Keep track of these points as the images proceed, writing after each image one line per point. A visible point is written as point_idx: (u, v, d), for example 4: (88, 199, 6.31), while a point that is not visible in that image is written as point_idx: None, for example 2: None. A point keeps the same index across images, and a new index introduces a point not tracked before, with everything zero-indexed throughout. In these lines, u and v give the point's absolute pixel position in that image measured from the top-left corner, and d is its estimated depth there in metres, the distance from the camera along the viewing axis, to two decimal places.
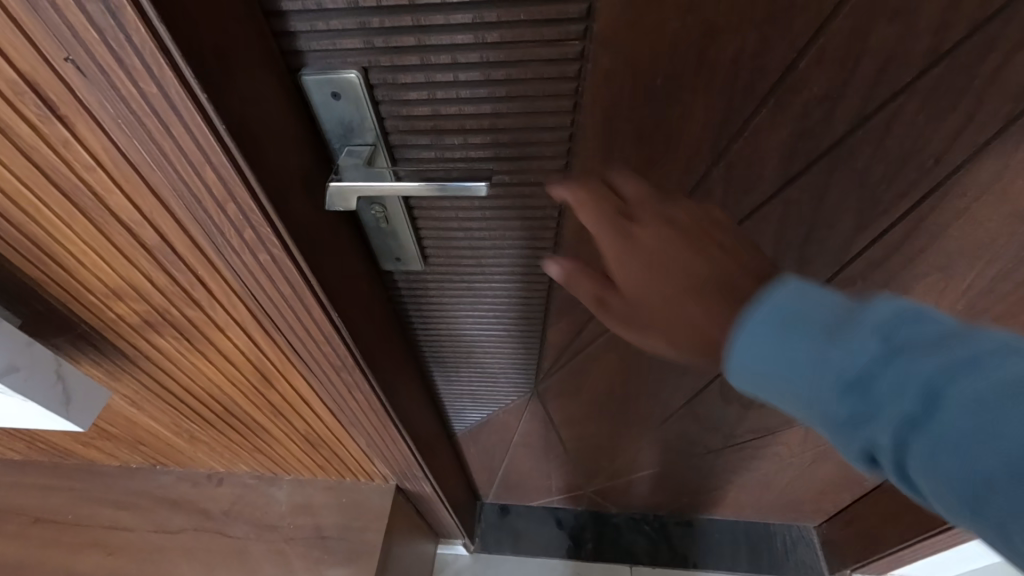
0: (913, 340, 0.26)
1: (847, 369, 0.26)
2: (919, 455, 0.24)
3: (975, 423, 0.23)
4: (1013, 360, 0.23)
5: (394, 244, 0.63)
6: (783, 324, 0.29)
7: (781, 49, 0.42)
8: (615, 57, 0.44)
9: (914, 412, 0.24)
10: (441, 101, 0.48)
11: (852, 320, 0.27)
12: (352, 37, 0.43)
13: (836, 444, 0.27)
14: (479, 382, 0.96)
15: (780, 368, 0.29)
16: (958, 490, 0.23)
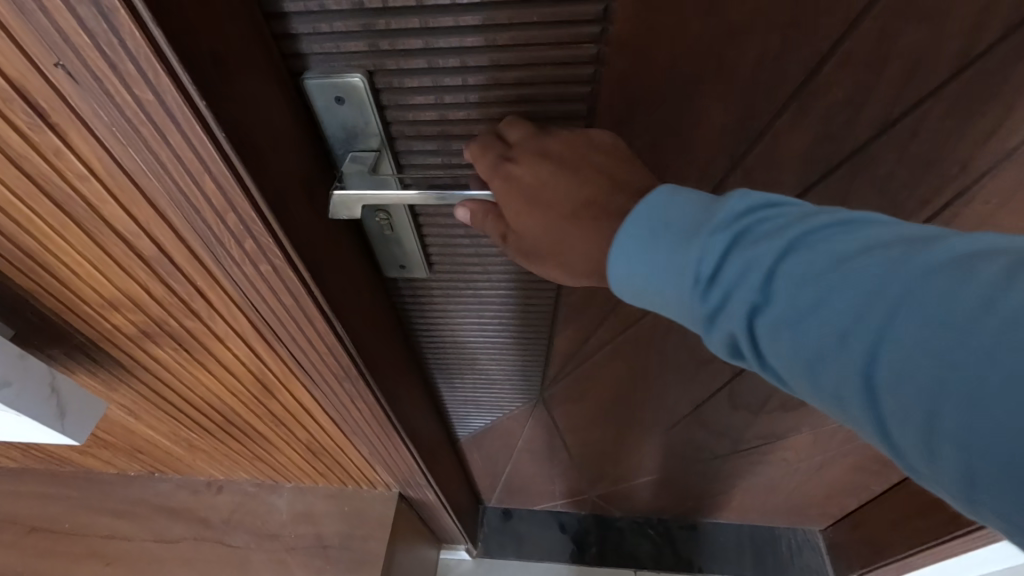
0: (753, 228, 0.32)
1: (702, 259, 0.32)
2: (761, 324, 0.30)
3: (794, 289, 0.29)
4: (827, 238, 0.29)
5: (398, 252, 0.61)
6: (651, 226, 0.35)
7: (805, 53, 0.41)
8: (631, 61, 0.42)
9: (752, 286, 0.30)
10: (449, 105, 0.46)
11: (705, 219, 0.33)
12: (357, 39, 0.41)
13: (703, 330, 0.33)
14: (483, 389, 0.95)
15: (654, 267, 0.35)
16: (787, 346, 0.29)
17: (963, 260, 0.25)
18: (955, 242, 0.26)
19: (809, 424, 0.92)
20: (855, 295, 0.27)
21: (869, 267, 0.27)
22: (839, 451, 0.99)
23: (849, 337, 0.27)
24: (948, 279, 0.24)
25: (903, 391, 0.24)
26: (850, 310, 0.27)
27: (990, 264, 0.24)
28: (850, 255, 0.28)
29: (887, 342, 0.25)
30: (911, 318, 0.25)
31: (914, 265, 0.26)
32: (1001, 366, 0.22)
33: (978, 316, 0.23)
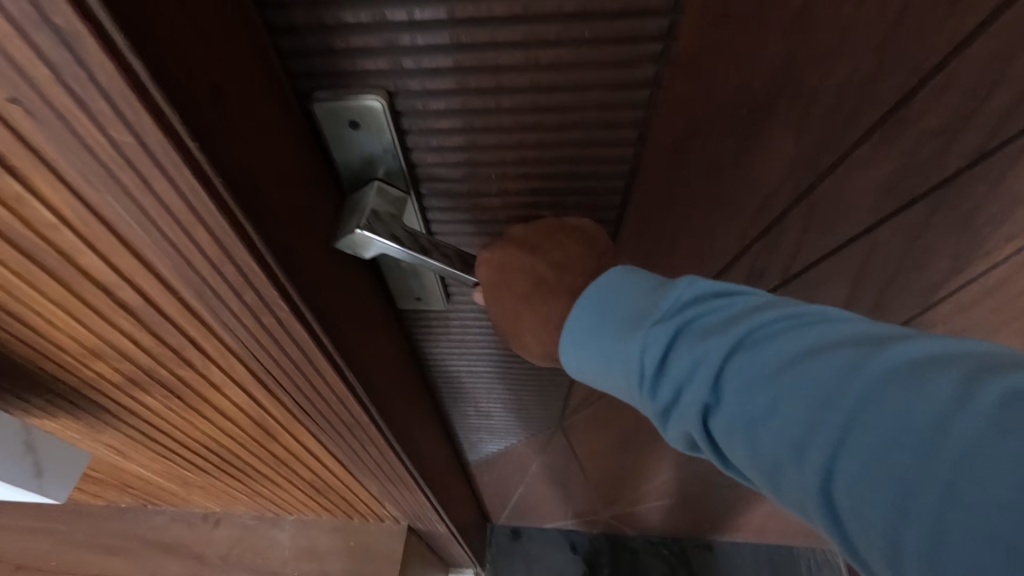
0: (698, 324, 0.34)
1: (649, 355, 0.35)
2: (717, 425, 0.32)
3: (742, 393, 0.30)
4: (769, 334, 0.31)
5: (416, 283, 0.55)
6: (597, 313, 0.39)
7: (899, 77, 0.35)
8: (695, 82, 0.36)
9: (700, 386, 0.32)
10: (480, 130, 0.40)
11: (651, 311, 0.36)
12: (377, 57, 0.35)
13: (664, 424, 0.35)
14: (499, 415, 0.89)
15: (609, 358, 0.38)
16: (742, 449, 0.30)
17: (899, 370, 0.25)
18: (899, 349, 0.26)
19: None
20: (796, 404, 0.28)
21: (814, 375, 0.28)
22: None
23: (799, 450, 0.27)
24: (891, 397, 0.25)
25: (850, 506, 0.25)
26: (793, 420, 0.28)
27: (945, 378, 0.24)
28: (787, 360, 0.29)
29: (832, 455, 0.26)
30: (860, 437, 0.25)
31: (858, 379, 0.26)
32: (940, 496, 0.22)
33: (904, 434, 0.24)
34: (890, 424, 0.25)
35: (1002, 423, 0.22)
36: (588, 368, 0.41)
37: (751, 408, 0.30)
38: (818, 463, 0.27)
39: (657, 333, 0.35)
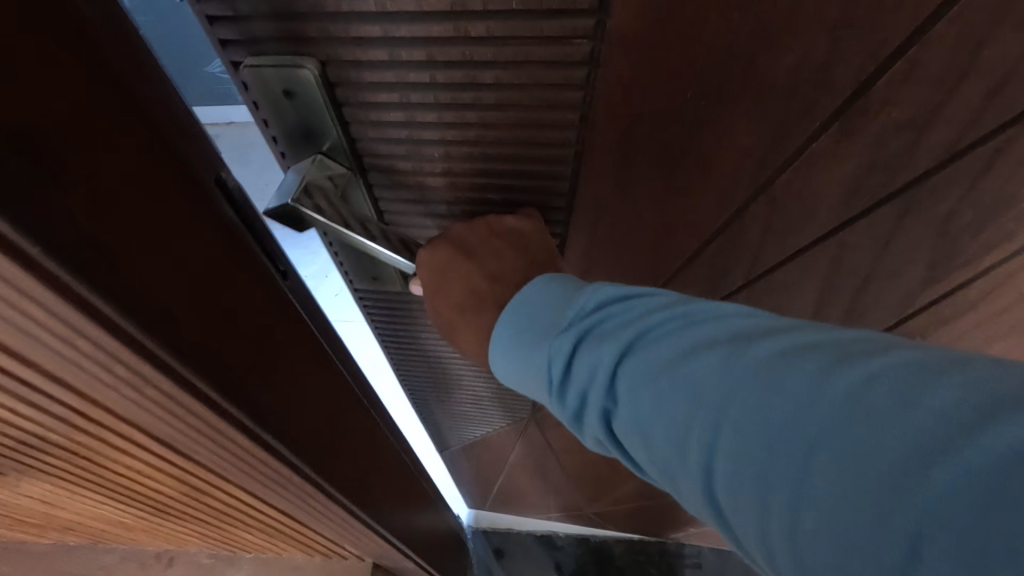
0: (599, 324, 0.31)
1: (553, 361, 0.32)
2: (618, 431, 0.29)
3: (632, 397, 0.28)
4: (662, 334, 0.28)
5: (369, 262, 0.51)
6: (512, 323, 0.35)
7: (859, 59, 0.31)
8: (640, 60, 0.32)
9: (599, 391, 0.29)
10: (419, 106, 0.36)
11: (559, 315, 0.33)
12: (302, 18, 0.31)
13: (574, 428, 0.33)
14: (472, 406, 0.86)
15: (521, 365, 0.35)
16: (642, 455, 0.28)
17: (778, 362, 0.24)
18: (784, 340, 0.25)
19: None
20: (689, 406, 0.26)
21: (702, 374, 0.26)
22: None
23: (686, 454, 0.26)
24: (772, 394, 0.23)
25: (741, 516, 0.24)
26: (685, 424, 0.26)
27: (824, 366, 0.23)
28: (681, 358, 0.27)
29: (720, 459, 0.24)
30: (740, 438, 0.24)
31: (740, 375, 0.24)
32: (810, 496, 0.21)
33: (791, 438, 0.22)
34: (779, 428, 0.23)
35: (868, 414, 0.21)
36: (507, 375, 0.37)
37: (639, 414, 0.28)
38: (711, 469, 0.25)
39: (561, 341, 0.32)
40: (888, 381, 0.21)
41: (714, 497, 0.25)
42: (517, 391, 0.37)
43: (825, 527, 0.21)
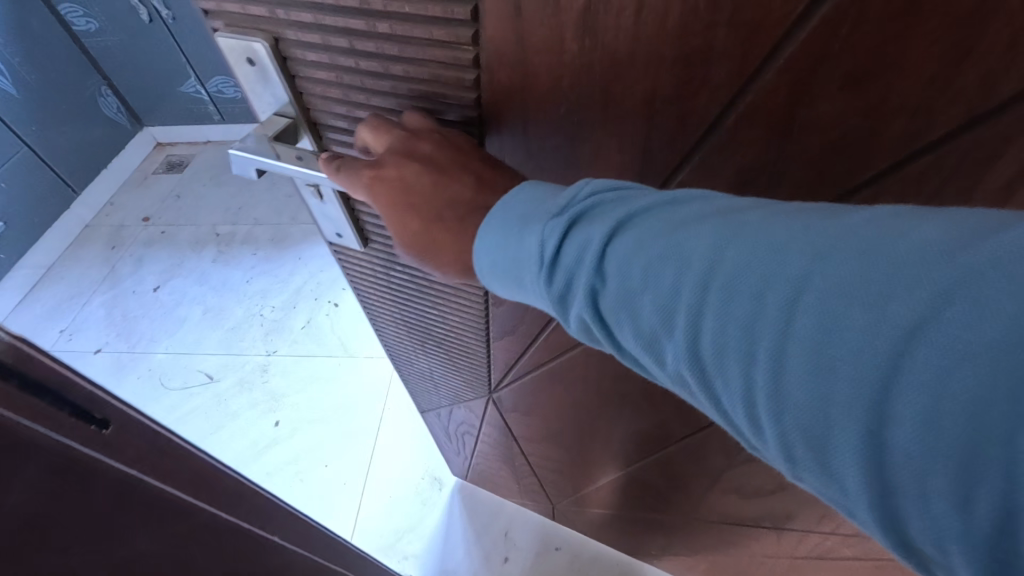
0: (588, 206, 0.30)
1: (543, 243, 0.30)
2: (605, 310, 0.29)
3: (639, 271, 0.27)
4: (659, 212, 0.28)
5: (332, 217, 0.62)
6: (500, 220, 0.33)
7: (703, 101, 0.33)
8: (511, 72, 0.37)
9: (591, 267, 0.28)
10: (351, 86, 0.44)
11: (546, 205, 0.32)
12: (257, 4, 0.41)
13: (555, 314, 0.32)
14: (439, 377, 0.94)
15: (504, 251, 0.32)
16: (630, 331, 0.28)
17: (773, 233, 0.25)
18: (766, 214, 0.26)
19: (769, 520, 0.81)
20: (684, 277, 0.26)
21: (705, 244, 0.26)
22: (806, 560, 0.86)
23: (689, 322, 0.26)
24: (779, 259, 0.24)
25: (733, 375, 0.24)
26: (680, 292, 0.26)
27: (814, 234, 0.24)
28: (678, 232, 0.27)
29: (727, 323, 0.24)
30: (748, 304, 0.24)
31: (747, 244, 0.25)
32: (821, 352, 0.22)
33: (787, 299, 0.23)
34: (771, 287, 0.24)
35: (868, 263, 0.22)
36: (489, 269, 0.34)
37: (644, 287, 0.27)
38: (699, 334, 0.25)
39: (555, 223, 0.30)
40: (870, 238, 0.23)
41: (700, 364, 0.25)
42: (495, 287, 0.35)
43: (824, 375, 0.22)
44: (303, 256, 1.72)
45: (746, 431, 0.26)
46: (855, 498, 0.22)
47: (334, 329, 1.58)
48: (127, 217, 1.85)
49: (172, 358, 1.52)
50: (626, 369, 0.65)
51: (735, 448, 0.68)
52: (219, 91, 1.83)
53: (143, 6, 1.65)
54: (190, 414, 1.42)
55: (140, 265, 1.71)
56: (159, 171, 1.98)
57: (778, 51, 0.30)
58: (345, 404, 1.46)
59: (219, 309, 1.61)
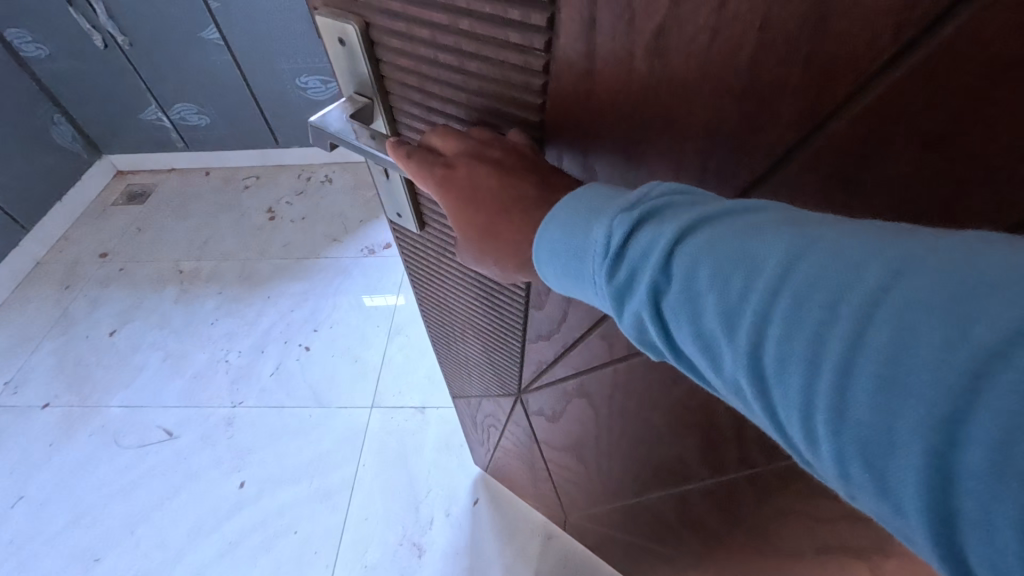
0: (659, 204, 0.28)
1: (607, 237, 0.28)
2: (668, 309, 0.26)
3: (710, 272, 0.25)
4: (737, 214, 0.26)
5: (394, 197, 0.64)
6: (566, 212, 0.31)
7: (769, 137, 0.32)
8: (578, 82, 0.37)
9: (656, 265, 0.26)
10: (426, 76, 0.45)
11: (614, 200, 0.30)
12: None
13: (610, 310, 0.30)
14: (474, 367, 0.95)
15: (567, 245, 0.31)
16: (687, 333, 0.26)
17: (862, 245, 0.22)
18: (854, 226, 0.23)
19: None
20: (757, 283, 0.23)
21: (784, 250, 0.23)
22: None
23: (758, 329, 0.23)
24: (866, 272, 0.21)
25: (792, 388, 0.22)
26: (751, 298, 0.24)
27: (910, 248, 0.21)
28: (754, 235, 0.24)
29: (799, 335, 0.22)
30: (824, 318, 0.22)
31: (830, 253, 0.22)
32: (904, 376, 0.19)
33: (871, 316, 0.21)
34: (845, 297, 0.21)
35: (971, 281, 0.19)
36: (551, 264, 0.32)
37: (713, 289, 0.24)
38: (762, 342, 0.23)
39: (622, 218, 0.28)
40: (975, 257, 0.20)
41: (762, 374, 0.23)
42: (553, 284, 0.34)
43: (901, 399, 0.20)
44: (273, 294, 1.74)
45: (802, 449, 0.24)
46: (912, 525, 0.20)
47: (306, 375, 1.55)
48: (84, 253, 1.90)
49: (126, 413, 1.51)
50: (654, 399, 0.63)
51: (754, 504, 0.65)
52: (181, 118, 1.96)
53: (98, 32, 1.73)
54: (140, 475, 1.39)
55: (96, 306, 1.75)
56: (117, 203, 2.08)
57: (855, 97, 0.29)
58: (312, 461, 1.40)
59: (183, 356, 1.61)
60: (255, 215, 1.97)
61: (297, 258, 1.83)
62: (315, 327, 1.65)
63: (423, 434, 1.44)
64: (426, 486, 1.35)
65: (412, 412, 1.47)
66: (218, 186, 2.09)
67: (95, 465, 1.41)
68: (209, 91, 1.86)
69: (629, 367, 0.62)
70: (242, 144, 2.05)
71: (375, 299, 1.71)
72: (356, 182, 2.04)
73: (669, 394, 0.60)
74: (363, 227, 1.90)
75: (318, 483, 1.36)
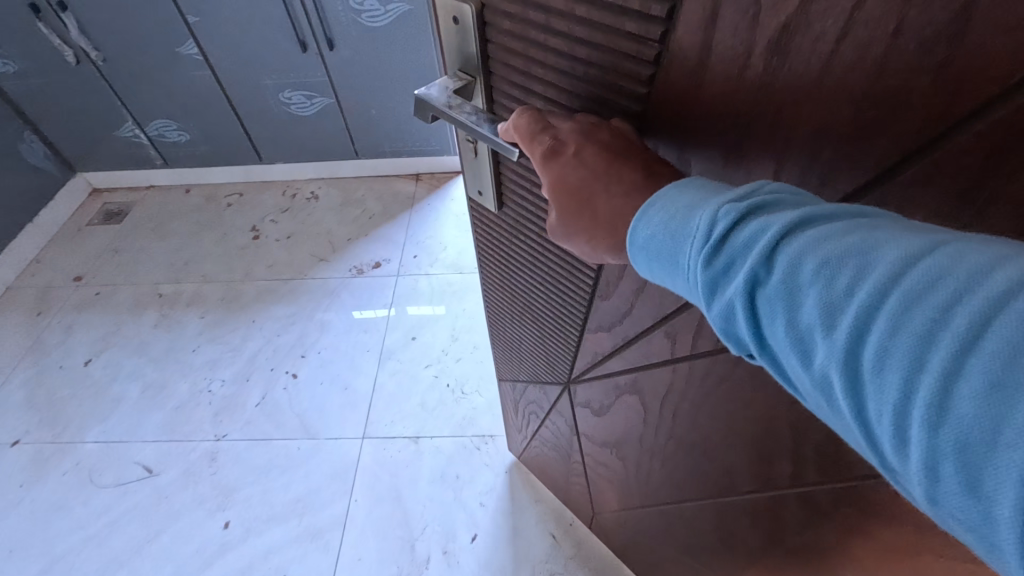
0: (767, 202, 0.28)
1: (709, 224, 0.29)
2: (763, 299, 0.27)
3: (816, 267, 0.25)
4: (850, 218, 0.26)
5: (478, 175, 0.67)
6: (666, 201, 0.33)
7: (882, 144, 0.32)
8: (688, 75, 0.37)
9: (759, 255, 0.27)
10: (533, 60, 0.47)
11: (718, 194, 0.31)
12: None
13: (699, 299, 0.31)
14: (525, 352, 0.98)
15: (662, 231, 0.32)
16: (782, 323, 0.26)
17: (986, 257, 0.22)
18: (977, 241, 0.23)
19: None
20: (864, 282, 0.24)
21: (898, 253, 0.24)
22: None
23: (862, 326, 0.24)
24: (987, 282, 0.21)
25: (889, 387, 0.23)
26: (855, 295, 0.24)
27: None
28: (868, 237, 0.25)
29: (904, 336, 0.22)
30: (933, 320, 0.22)
31: (949, 261, 0.23)
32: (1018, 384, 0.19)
33: (988, 324, 0.21)
34: (962, 303, 0.21)
35: None
36: (642, 251, 0.34)
37: (816, 283, 0.25)
38: (863, 339, 0.23)
39: (728, 208, 0.29)
40: None
41: (858, 371, 0.24)
42: (642, 271, 0.35)
43: (1010, 407, 0.19)
44: (257, 319, 1.84)
45: (889, 454, 0.24)
46: (1003, 538, 0.20)
47: (293, 405, 1.63)
48: (57, 279, 2.01)
49: (102, 450, 1.57)
50: (708, 404, 0.63)
51: (795, 525, 0.64)
52: (160, 134, 2.11)
53: (69, 49, 1.85)
54: (116, 518, 1.44)
55: (69, 334, 1.83)
56: (95, 222, 2.21)
57: (985, 110, 0.28)
58: (301, 499, 1.44)
59: (163, 388, 1.69)
60: (239, 236, 2.11)
61: (284, 279, 1.95)
62: (302, 353, 1.74)
63: (417, 466, 1.49)
64: (422, 522, 1.39)
65: (406, 443, 1.53)
66: (201, 204, 2.25)
67: (69, 508, 1.46)
68: (188, 108, 2.02)
69: (688, 369, 0.62)
70: (218, 160, 2.21)
71: (364, 313, 1.83)
72: (343, 199, 2.21)
73: (724, 401, 0.61)
74: (349, 245, 2.04)
75: (307, 520, 1.40)
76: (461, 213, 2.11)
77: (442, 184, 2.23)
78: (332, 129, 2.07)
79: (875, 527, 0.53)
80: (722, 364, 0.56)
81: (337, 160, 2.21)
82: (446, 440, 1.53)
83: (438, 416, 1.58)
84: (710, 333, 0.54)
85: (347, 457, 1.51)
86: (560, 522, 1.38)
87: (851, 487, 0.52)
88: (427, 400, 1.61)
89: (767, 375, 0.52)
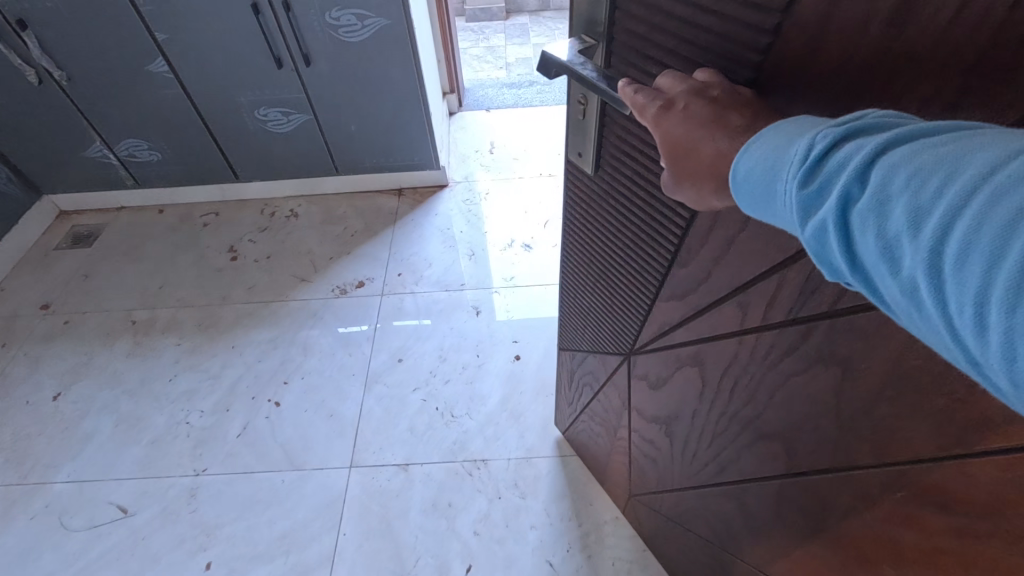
0: (867, 127, 0.32)
1: (807, 149, 0.33)
2: (856, 210, 0.30)
3: (906, 175, 0.28)
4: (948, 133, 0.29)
5: (582, 138, 0.73)
6: (769, 135, 0.37)
7: (986, 111, 0.35)
8: (806, 41, 0.41)
9: (852, 172, 0.30)
10: (656, 27, 0.52)
11: (820, 124, 0.35)
12: None
13: (796, 223, 0.35)
14: (592, 320, 1.03)
15: (763, 161, 0.36)
16: (872, 232, 0.30)
17: None
18: None
19: None
20: (953, 185, 0.27)
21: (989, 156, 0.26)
22: None
23: (946, 223, 0.26)
24: None
25: (967, 275, 0.25)
26: (943, 197, 0.27)
27: None
28: (963, 147, 0.28)
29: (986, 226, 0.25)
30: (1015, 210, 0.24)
31: None
32: None
33: None
34: None
35: None
36: (743, 184, 0.38)
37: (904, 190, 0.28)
38: (947, 234, 0.26)
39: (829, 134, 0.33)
40: None
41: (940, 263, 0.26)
42: (743, 203, 0.39)
43: None
44: (236, 345, 1.98)
45: (971, 343, 0.26)
46: None
47: (278, 437, 1.72)
48: (22, 307, 2.17)
49: (72, 491, 1.65)
50: (767, 379, 0.66)
51: (834, 512, 0.66)
52: (130, 154, 2.31)
53: (32, 70, 1.99)
54: (96, 560, 1.50)
55: (33, 367, 1.96)
56: (61, 245, 2.40)
57: None
58: (285, 535, 1.51)
59: (144, 424, 1.79)
60: (217, 256, 2.29)
61: (263, 301, 2.10)
62: (285, 381, 1.86)
63: (406, 496, 1.56)
64: (413, 557, 1.45)
65: (395, 471, 1.61)
66: (178, 225, 2.45)
67: (38, 554, 1.53)
68: (157, 126, 2.20)
69: (755, 341, 0.65)
70: (192, 178, 2.42)
71: (349, 330, 1.98)
72: (324, 216, 2.40)
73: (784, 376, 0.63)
74: (331, 265, 2.20)
75: (293, 558, 1.47)
76: (445, 227, 2.28)
77: (424, 199, 2.42)
78: (310, 145, 2.27)
79: (922, 516, 0.54)
80: (788, 338, 0.59)
81: (318, 178, 2.42)
82: (436, 466, 1.61)
83: (427, 441, 1.67)
84: (780, 306, 0.58)
85: (334, 489, 1.59)
86: (557, 550, 1.42)
87: (904, 469, 0.53)
88: (416, 426, 1.70)
89: (831, 352, 0.55)
